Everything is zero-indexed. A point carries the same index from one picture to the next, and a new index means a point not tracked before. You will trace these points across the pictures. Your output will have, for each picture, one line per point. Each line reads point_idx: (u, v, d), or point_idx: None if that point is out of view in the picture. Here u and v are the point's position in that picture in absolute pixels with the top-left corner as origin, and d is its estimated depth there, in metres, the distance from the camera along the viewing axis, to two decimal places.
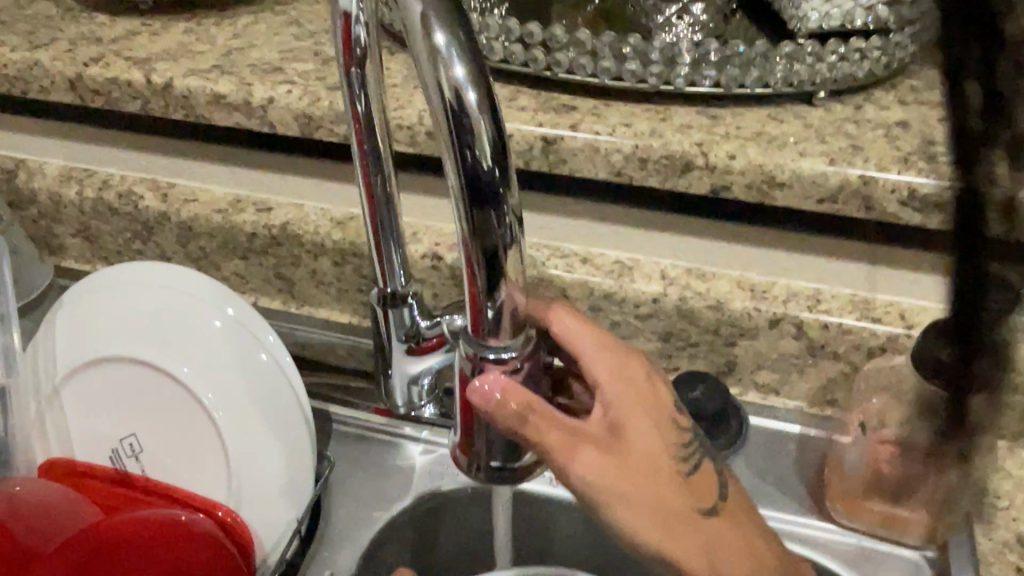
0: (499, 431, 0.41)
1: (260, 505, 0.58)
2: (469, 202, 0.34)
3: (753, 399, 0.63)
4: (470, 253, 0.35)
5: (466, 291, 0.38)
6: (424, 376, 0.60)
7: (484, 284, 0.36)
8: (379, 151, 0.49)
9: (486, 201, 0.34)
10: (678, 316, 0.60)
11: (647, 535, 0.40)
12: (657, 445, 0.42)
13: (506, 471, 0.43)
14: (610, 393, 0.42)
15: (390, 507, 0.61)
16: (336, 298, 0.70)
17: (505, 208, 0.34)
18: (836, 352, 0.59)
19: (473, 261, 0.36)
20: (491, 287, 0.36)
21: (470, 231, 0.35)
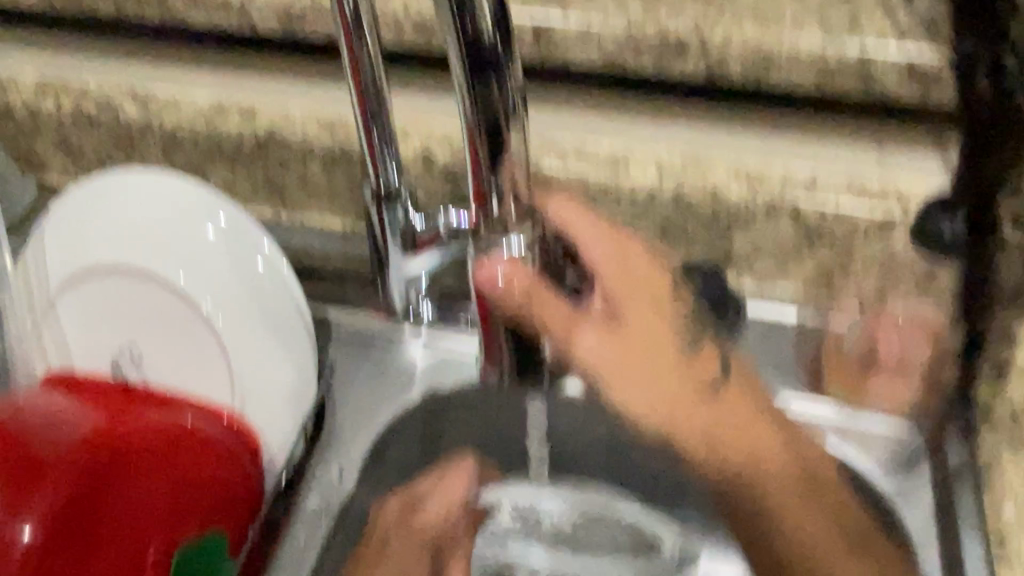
0: None
1: (265, 408, 0.59)
2: (471, 69, 0.39)
3: (751, 288, 0.63)
4: (474, 136, 0.42)
5: (472, 178, 0.45)
6: (421, 275, 0.60)
7: (487, 146, 0.42)
8: (366, 38, 0.47)
9: (488, 70, 0.39)
10: (676, 208, 0.60)
11: (633, 388, 0.54)
12: (639, 316, 0.55)
13: None
14: (604, 271, 0.55)
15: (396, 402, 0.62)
16: (328, 204, 0.69)
17: (505, 76, 0.40)
18: (834, 237, 0.59)
19: (477, 145, 0.43)
20: (495, 149, 0.43)
21: (473, 116, 0.41)
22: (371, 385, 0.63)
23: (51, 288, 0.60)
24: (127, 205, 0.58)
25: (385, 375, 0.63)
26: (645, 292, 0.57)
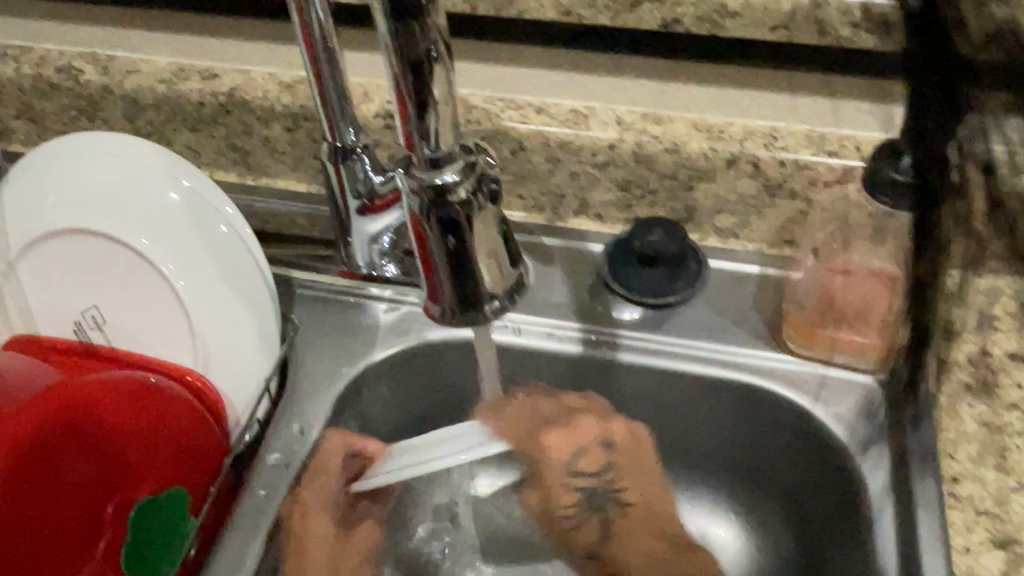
0: (448, 286, 0.36)
1: (228, 368, 0.59)
2: (388, 12, 0.29)
3: (713, 244, 0.64)
4: (400, 88, 0.31)
5: (401, 139, 0.33)
6: (384, 235, 0.60)
7: (412, 97, 0.31)
8: (320, 23, 0.48)
9: (404, 9, 0.29)
10: (636, 163, 0.60)
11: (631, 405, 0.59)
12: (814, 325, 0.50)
13: (471, 311, 0.37)
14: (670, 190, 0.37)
15: (359, 361, 0.60)
16: (292, 167, 0.69)
17: (427, 21, 0.30)
18: (793, 190, 0.59)
19: (404, 95, 0.31)
20: (419, 95, 0.31)
21: (392, 44, 0.30)
22: (336, 343, 0.61)
23: (10, 253, 0.59)
24: (88, 170, 0.58)
25: (351, 332, 0.62)
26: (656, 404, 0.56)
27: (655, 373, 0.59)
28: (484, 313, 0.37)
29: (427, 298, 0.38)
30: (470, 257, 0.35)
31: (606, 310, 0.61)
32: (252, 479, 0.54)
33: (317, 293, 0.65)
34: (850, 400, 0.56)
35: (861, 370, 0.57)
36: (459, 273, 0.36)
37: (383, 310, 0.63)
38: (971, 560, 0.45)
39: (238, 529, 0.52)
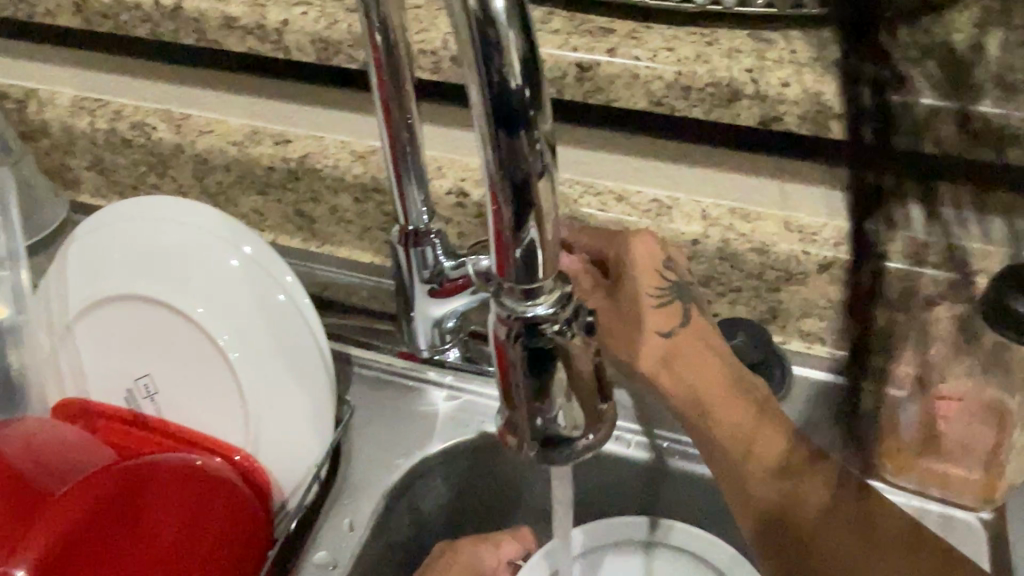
0: (531, 417, 0.33)
1: (279, 447, 0.56)
2: (494, 125, 0.27)
3: (798, 347, 0.60)
4: (499, 203, 0.28)
5: (493, 262, 0.30)
6: (448, 320, 0.57)
7: (509, 217, 0.28)
8: (404, 106, 0.46)
9: (512, 125, 0.27)
10: (721, 260, 0.57)
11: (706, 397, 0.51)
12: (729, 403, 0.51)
13: (550, 447, 0.33)
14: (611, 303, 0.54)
15: (413, 454, 0.56)
16: (358, 237, 0.67)
17: (536, 135, 0.27)
18: (891, 301, 0.54)
19: (502, 212, 0.28)
20: (519, 216, 0.28)
21: (493, 159, 0.28)
22: (389, 429, 0.58)
23: (68, 315, 0.58)
24: (149, 234, 0.57)
25: (406, 418, 0.59)
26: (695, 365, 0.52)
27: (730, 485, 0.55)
28: (567, 451, 0.33)
29: (503, 427, 0.35)
30: (557, 386, 0.32)
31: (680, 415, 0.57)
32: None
33: (376, 372, 0.62)
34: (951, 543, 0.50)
35: (964, 506, 0.51)
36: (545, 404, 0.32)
37: (442, 398, 0.60)
38: None
39: None
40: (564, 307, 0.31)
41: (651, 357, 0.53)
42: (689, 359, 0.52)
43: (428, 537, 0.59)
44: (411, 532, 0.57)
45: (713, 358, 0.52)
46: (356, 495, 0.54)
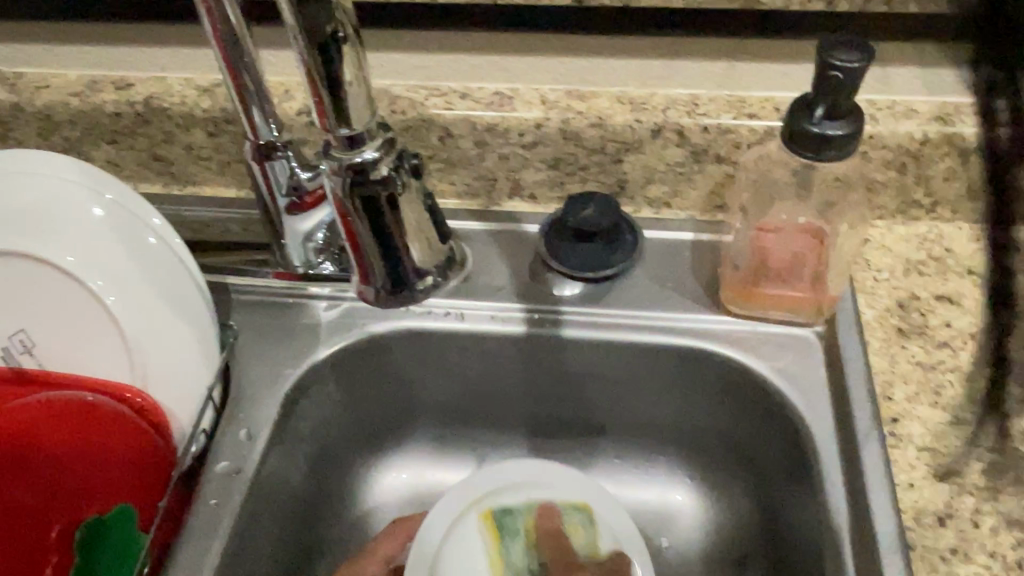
0: (392, 273, 0.37)
1: (171, 381, 0.56)
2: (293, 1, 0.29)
3: (647, 215, 0.64)
4: (310, 69, 0.31)
5: (314, 116, 0.33)
6: (317, 232, 0.59)
7: (326, 86, 0.31)
8: (235, 32, 0.46)
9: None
10: (564, 140, 0.60)
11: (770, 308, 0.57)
12: (792, 301, 0.56)
13: (406, 291, 0.37)
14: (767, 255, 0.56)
15: (303, 362, 0.58)
16: (219, 173, 0.68)
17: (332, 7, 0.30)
18: (719, 155, 0.60)
19: (315, 79, 0.31)
20: (332, 86, 0.31)
21: (298, 32, 0.30)
22: (275, 347, 0.60)
23: None
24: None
25: (292, 336, 0.60)
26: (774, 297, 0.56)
27: (617, 365, 0.60)
28: (417, 291, 0.37)
29: (359, 284, 0.38)
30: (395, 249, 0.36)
31: (547, 290, 0.61)
32: (202, 491, 0.52)
33: (254, 297, 0.63)
34: (786, 352, 0.56)
35: (799, 324, 0.57)
36: (388, 264, 0.36)
37: (323, 309, 0.61)
38: (915, 495, 0.48)
39: (192, 542, 0.50)
40: (382, 151, 0.34)
41: (743, 295, 0.57)
42: (781, 282, 0.56)
43: (329, 443, 0.61)
44: (312, 439, 0.60)
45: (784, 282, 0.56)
46: (253, 409, 0.56)
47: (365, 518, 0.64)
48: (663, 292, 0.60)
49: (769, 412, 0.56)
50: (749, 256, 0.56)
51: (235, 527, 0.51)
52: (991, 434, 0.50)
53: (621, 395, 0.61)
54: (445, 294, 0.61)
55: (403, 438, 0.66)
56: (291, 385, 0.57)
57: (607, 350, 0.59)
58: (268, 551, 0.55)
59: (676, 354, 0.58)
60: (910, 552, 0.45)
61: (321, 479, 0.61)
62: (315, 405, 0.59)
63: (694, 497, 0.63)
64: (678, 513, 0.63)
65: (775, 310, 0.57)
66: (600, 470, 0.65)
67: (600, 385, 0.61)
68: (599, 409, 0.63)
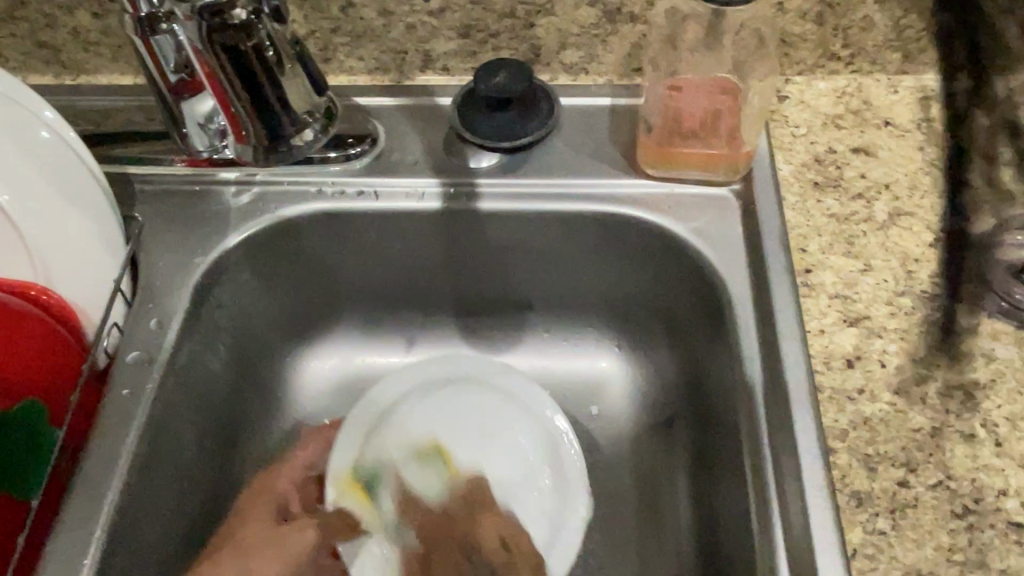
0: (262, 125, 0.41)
1: (76, 277, 0.54)
2: None
3: (564, 82, 0.62)
4: None
5: None
6: (219, 114, 0.56)
7: None
8: None
9: None
10: (471, 5, 0.58)
11: (689, 168, 0.56)
12: (708, 158, 0.55)
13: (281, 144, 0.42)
14: (682, 112, 0.54)
15: (212, 250, 0.57)
16: (113, 59, 0.64)
17: None
18: (634, 14, 0.57)
19: None
20: None
21: None
22: (184, 234, 0.58)
23: None
24: None
25: (199, 222, 0.58)
26: (689, 154, 0.55)
27: (538, 236, 0.59)
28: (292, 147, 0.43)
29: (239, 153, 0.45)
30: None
31: (464, 163, 0.59)
32: (114, 380, 0.51)
33: (160, 187, 0.60)
34: (703, 212, 0.56)
35: (718, 183, 0.57)
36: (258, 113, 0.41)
37: (231, 194, 0.59)
38: (825, 340, 0.49)
39: (105, 436, 0.49)
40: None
41: (660, 155, 0.56)
42: (695, 140, 0.55)
43: (249, 332, 0.60)
44: (232, 327, 0.59)
45: (699, 140, 0.55)
46: (163, 299, 0.54)
47: (295, 403, 0.64)
48: (579, 161, 0.59)
49: (688, 276, 0.56)
50: (660, 115, 0.55)
51: (150, 412, 0.51)
52: (900, 280, 0.51)
53: (543, 266, 0.61)
54: (359, 173, 0.59)
55: (330, 324, 0.65)
56: (202, 274, 0.56)
57: (525, 222, 0.58)
58: (192, 439, 0.55)
59: (596, 222, 0.57)
60: (819, 394, 0.46)
61: (246, 367, 0.60)
62: (231, 294, 0.58)
63: (620, 366, 0.63)
64: (606, 380, 0.64)
65: (692, 168, 0.56)
66: (528, 345, 0.65)
67: (524, 255, 0.60)
68: (522, 285, 0.62)
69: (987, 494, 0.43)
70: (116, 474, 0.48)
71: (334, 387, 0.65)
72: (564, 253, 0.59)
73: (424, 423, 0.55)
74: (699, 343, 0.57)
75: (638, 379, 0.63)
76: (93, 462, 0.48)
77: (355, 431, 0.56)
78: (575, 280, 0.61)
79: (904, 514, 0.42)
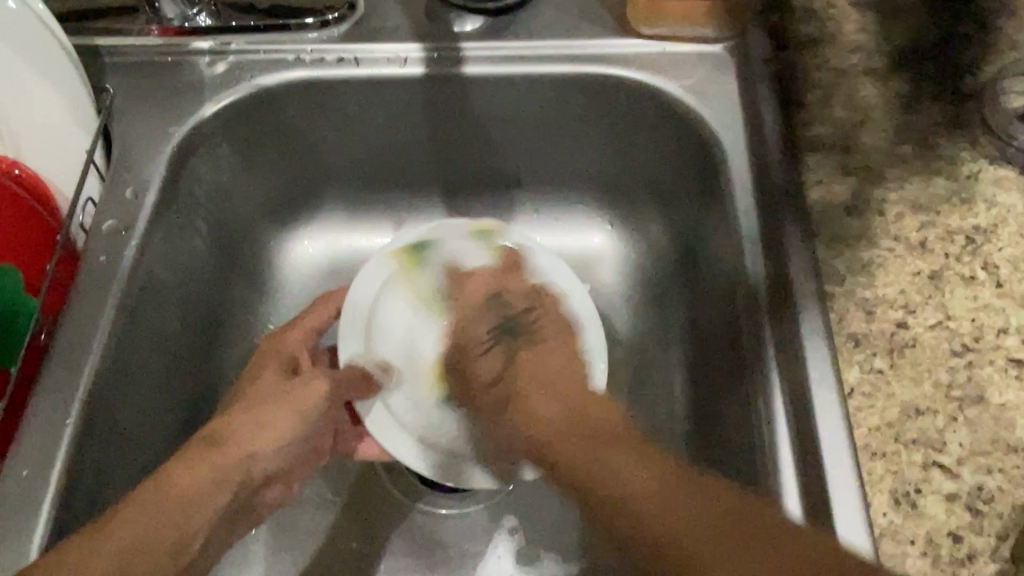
0: None
1: (47, 148, 0.53)
2: None
3: None
4: None
5: None
6: None
7: None
8: None
9: None
10: None
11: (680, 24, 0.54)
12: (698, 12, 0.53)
13: None
14: None
15: (188, 121, 0.54)
16: None
17: None
18: None
19: None
20: None
21: None
22: (156, 105, 0.55)
23: None
24: None
25: (173, 93, 0.56)
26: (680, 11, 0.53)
27: (526, 104, 0.57)
28: None
29: None
30: None
31: (447, 27, 0.56)
32: (89, 250, 0.49)
33: (127, 59, 0.57)
34: (697, 70, 0.54)
35: (711, 41, 0.55)
36: None
37: (205, 64, 0.56)
38: (823, 191, 0.47)
39: (82, 304, 0.48)
40: None
41: (649, 12, 0.54)
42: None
43: (230, 211, 0.59)
44: (212, 203, 0.57)
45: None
46: (137, 170, 0.53)
47: (283, 288, 0.63)
48: (568, 23, 0.56)
49: (681, 140, 0.54)
50: None
51: (130, 281, 0.49)
52: (901, 131, 0.49)
53: (531, 136, 0.59)
54: (337, 40, 0.56)
55: (315, 206, 0.63)
56: (177, 146, 0.54)
57: (513, 89, 0.56)
58: (174, 315, 0.54)
59: (587, 86, 0.55)
60: (816, 243, 0.45)
61: (227, 247, 0.59)
62: (210, 169, 0.56)
63: (613, 242, 0.62)
64: (598, 257, 0.63)
65: (683, 25, 0.54)
66: (519, 223, 0.64)
67: (513, 125, 0.58)
68: (511, 158, 0.60)
69: (987, 332, 0.42)
70: (95, 341, 0.47)
71: (321, 270, 0.64)
72: (554, 122, 0.57)
73: (427, 283, 0.54)
74: (692, 209, 0.55)
75: (630, 254, 0.62)
76: (72, 328, 0.47)
77: (359, 314, 0.53)
78: (565, 151, 0.59)
79: (903, 355, 0.41)
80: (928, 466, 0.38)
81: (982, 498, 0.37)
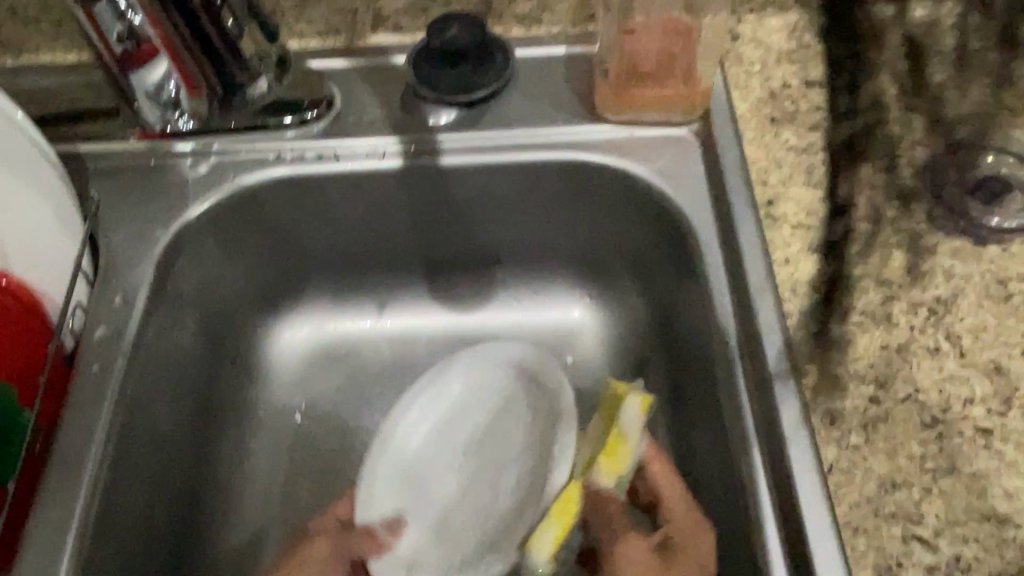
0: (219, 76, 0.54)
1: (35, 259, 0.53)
2: None
3: (517, 35, 0.62)
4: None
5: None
6: (169, 83, 0.54)
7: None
8: None
9: None
10: None
11: (647, 112, 0.56)
12: (664, 99, 0.55)
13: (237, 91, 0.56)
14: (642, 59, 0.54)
15: (174, 223, 0.56)
16: (54, 37, 0.61)
17: None
18: None
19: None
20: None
21: None
22: (141, 208, 0.56)
23: None
24: None
25: (158, 195, 0.57)
26: (647, 99, 0.56)
27: (502, 189, 0.59)
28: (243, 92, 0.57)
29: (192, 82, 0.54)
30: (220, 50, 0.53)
31: (423, 119, 0.58)
32: (82, 358, 0.50)
33: (110, 164, 0.58)
34: (665, 152, 0.57)
35: (677, 124, 0.57)
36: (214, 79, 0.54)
37: (188, 165, 0.58)
38: (791, 269, 0.49)
39: (77, 414, 0.49)
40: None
41: (617, 99, 0.56)
42: (654, 83, 0.55)
43: (218, 306, 0.60)
44: (200, 300, 0.58)
45: (655, 85, 0.55)
46: (126, 275, 0.54)
47: (273, 375, 0.64)
48: (539, 111, 0.58)
49: (654, 220, 0.57)
50: (618, 63, 0.55)
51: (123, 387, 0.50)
52: (861, 207, 0.51)
53: (508, 219, 0.61)
54: (316, 137, 0.58)
55: (300, 293, 0.65)
56: (163, 248, 0.55)
57: (490, 176, 0.58)
58: (167, 415, 0.54)
59: (561, 171, 0.57)
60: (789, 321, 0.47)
61: (216, 341, 0.60)
62: (196, 267, 0.57)
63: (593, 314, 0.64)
64: (579, 329, 0.64)
65: (651, 113, 0.56)
66: (500, 300, 0.66)
67: (491, 209, 0.60)
68: (489, 239, 0.62)
69: (955, 402, 0.44)
70: (92, 450, 0.48)
71: (307, 357, 0.65)
72: (530, 205, 0.60)
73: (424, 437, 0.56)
74: (668, 283, 0.57)
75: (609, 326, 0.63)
76: (68, 438, 0.48)
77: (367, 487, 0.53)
78: (541, 231, 0.61)
79: (877, 430, 0.43)
80: (908, 540, 0.40)
81: (960, 570, 0.39)
